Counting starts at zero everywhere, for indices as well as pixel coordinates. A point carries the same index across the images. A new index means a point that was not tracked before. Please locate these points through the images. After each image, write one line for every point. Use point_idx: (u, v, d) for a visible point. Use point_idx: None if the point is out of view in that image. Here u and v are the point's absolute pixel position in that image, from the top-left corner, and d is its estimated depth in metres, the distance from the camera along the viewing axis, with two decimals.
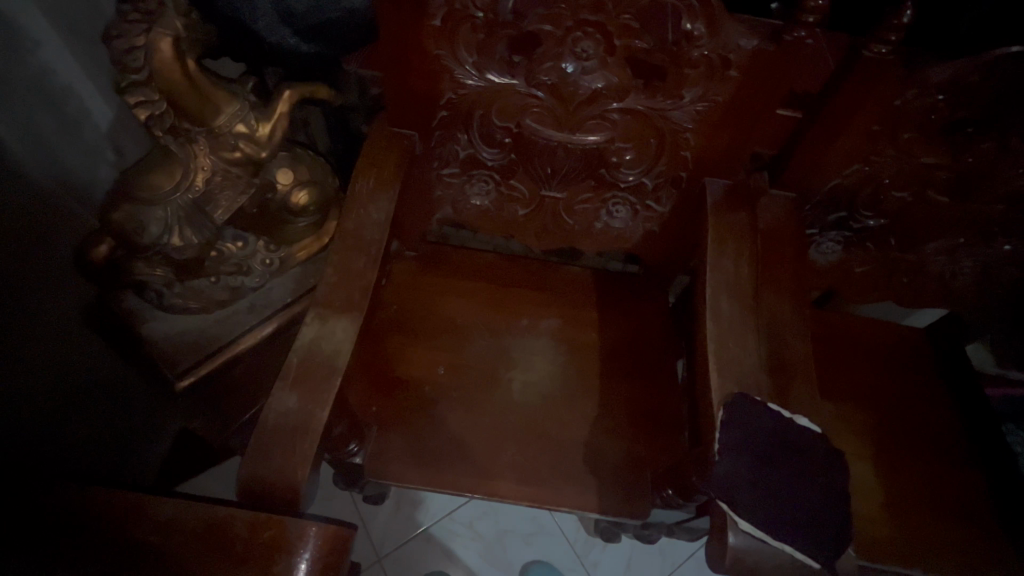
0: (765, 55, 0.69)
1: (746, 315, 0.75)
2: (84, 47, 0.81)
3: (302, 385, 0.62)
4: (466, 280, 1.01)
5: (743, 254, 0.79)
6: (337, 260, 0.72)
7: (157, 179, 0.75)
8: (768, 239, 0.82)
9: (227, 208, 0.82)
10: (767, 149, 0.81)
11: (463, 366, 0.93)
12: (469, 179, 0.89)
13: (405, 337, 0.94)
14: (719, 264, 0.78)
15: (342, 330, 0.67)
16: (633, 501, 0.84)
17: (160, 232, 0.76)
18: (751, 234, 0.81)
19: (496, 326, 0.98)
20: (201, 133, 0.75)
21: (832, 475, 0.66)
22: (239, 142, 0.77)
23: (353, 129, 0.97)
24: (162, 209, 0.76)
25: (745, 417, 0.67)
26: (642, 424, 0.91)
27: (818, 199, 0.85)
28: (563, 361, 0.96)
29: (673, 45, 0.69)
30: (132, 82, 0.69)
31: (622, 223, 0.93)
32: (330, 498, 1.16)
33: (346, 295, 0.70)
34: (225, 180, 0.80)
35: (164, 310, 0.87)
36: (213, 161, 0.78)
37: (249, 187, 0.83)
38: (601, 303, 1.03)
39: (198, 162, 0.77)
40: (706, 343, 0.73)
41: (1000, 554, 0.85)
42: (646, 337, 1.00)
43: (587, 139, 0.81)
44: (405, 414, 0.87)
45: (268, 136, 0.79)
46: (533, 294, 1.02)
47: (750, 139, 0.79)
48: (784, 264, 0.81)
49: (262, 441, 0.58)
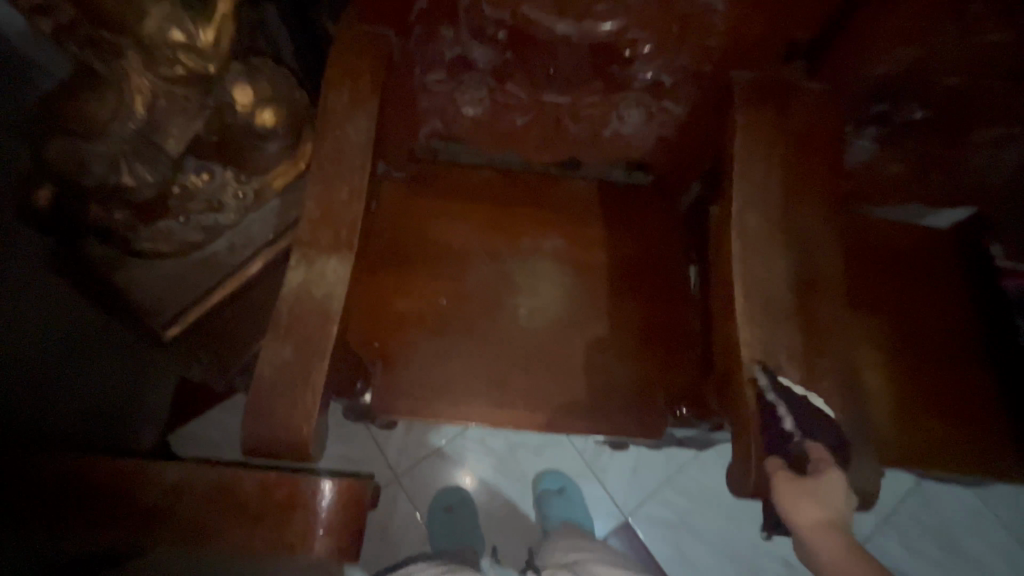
0: None
1: (774, 230, 0.68)
2: None
3: (295, 335, 0.57)
4: (463, 201, 0.93)
5: (773, 160, 0.71)
6: (318, 191, 0.64)
7: (92, 106, 0.64)
8: (802, 139, 0.73)
9: (181, 137, 0.72)
10: (805, 34, 0.70)
11: (465, 295, 0.88)
12: (459, 85, 0.77)
13: (402, 267, 0.88)
14: (747, 174, 0.70)
15: (332, 272, 0.60)
16: (645, 419, 0.84)
17: (107, 171, 0.68)
18: (782, 136, 0.71)
19: (499, 249, 0.91)
20: (128, 46, 0.63)
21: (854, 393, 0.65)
22: (178, 55, 0.64)
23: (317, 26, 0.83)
24: (103, 142, 0.66)
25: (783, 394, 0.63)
26: (654, 345, 0.88)
27: (859, 91, 0.74)
28: (571, 283, 0.91)
29: None
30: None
31: (633, 129, 0.83)
32: (342, 425, 1.18)
33: (331, 234, 0.62)
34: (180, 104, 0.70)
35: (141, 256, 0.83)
36: (152, 80, 0.66)
37: (202, 111, 0.72)
38: (610, 220, 0.95)
39: (135, 82, 0.66)
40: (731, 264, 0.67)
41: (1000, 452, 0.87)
42: (657, 253, 0.94)
43: (595, 29, 0.68)
44: (410, 349, 0.84)
45: (214, 46, 0.65)
46: (536, 212, 0.94)
47: (786, 22, 0.68)
48: (818, 169, 0.72)
49: (259, 397, 0.54)
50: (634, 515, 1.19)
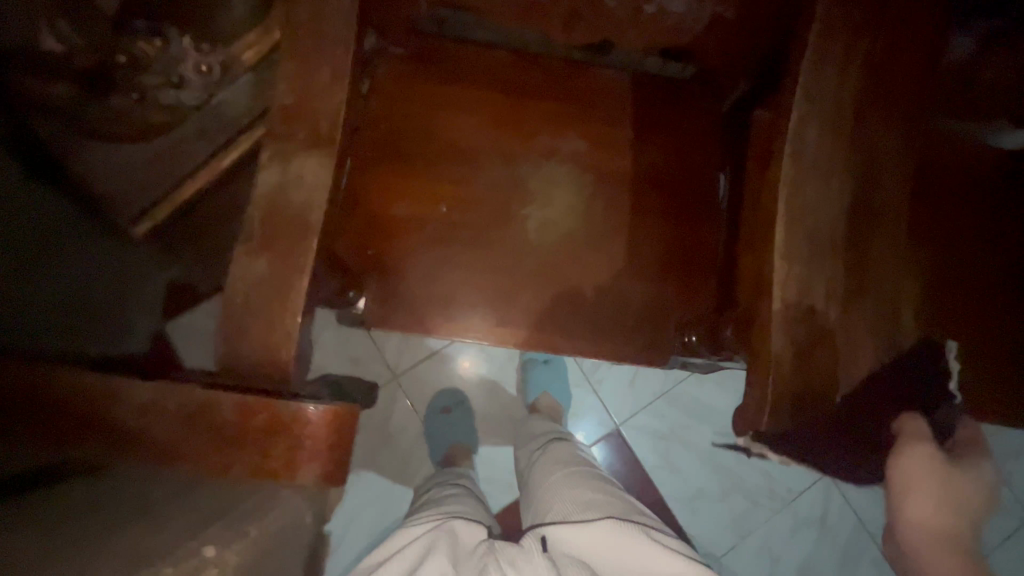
0: None
1: (840, 149, 0.57)
2: None
3: (270, 248, 0.50)
4: (471, 89, 0.80)
5: (855, 58, 0.57)
6: (293, 70, 0.53)
7: None
8: (898, 30, 0.58)
9: None
10: None
11: (469, 201, 0.79)
12: None
13: (398, 166, 0.78)
14: (819, 75, 0.56)
15: (311, 176, 0.51)
16: (652, 346, 0.80)
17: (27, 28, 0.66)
18: (873, 27, 0.57)
19: (509, 150, 0.80)
20: None
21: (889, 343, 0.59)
22: None
23: None
24: None
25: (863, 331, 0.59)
26: (671, 268, 0.81)
27: None
28: (587, 195, 0.81)
29: None
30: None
31: (683, 8, 0.68)
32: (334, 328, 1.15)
33: (310, 127, 0.52)
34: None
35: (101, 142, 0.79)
36: None
37: None
38: (639, 120, 0.83)
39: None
40: (780, 190, 0.55)
41: None
42: (687, 165, 0.83)
43: None
44: (406, 259, 0.77)
45: None
46: (554, 108, 0.81)
47: None
48: (906, 70, 0.59)
49: (236, 317, 0.49)
50: (627, 426, 1.21)
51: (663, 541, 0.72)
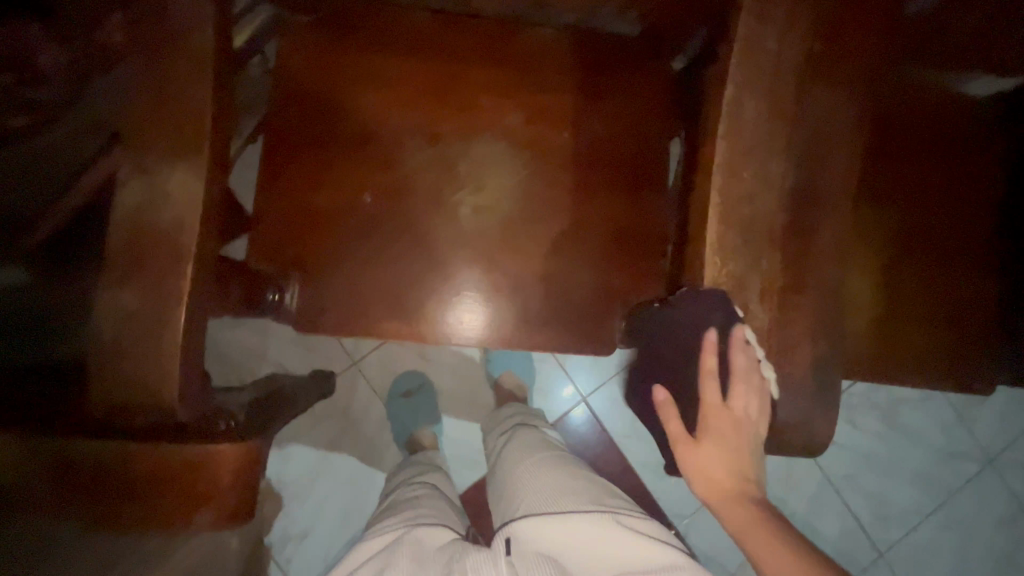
0: None
1: (776, 126, 0.51)
2: None
3: (138, 273, 0.46)
4: (390, 59, 0.71)
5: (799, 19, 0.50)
6: (148, 69, 0.47)
7: None
8: None
9: None
10: None
11: (396, 190, 0.72)
12: None
13: (316, 153, 0.71)
14: (757, 44, 0.50)
15: (176, 188, 0.47)
16: (598, 333, 0.76)
17: None
18: None
19: (436, 128, 0.72)
20: None
21: (828, 337, 0.55)
22: None
23: None
24: None
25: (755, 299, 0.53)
26: (619, 249, 0.76)
27: None
28: (526, 175, 0.74)
29: None
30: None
31: None
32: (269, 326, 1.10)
33: (171, 130, 0.47)
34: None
35: None
36: None
37: None
38: (583, 86, 0.75)
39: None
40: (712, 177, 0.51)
41: (977, 370, 0.79)
42: (636, 135, 0.76)
43: None
44: (331, 257, 0.72)
45: None
46: (485, 76, 0.73)
47: None
48: (858, 22, 0.52)
49: (111, 351, 0.45)
50: (592, 397, 1.20)
51: (632, 525, 0.66)
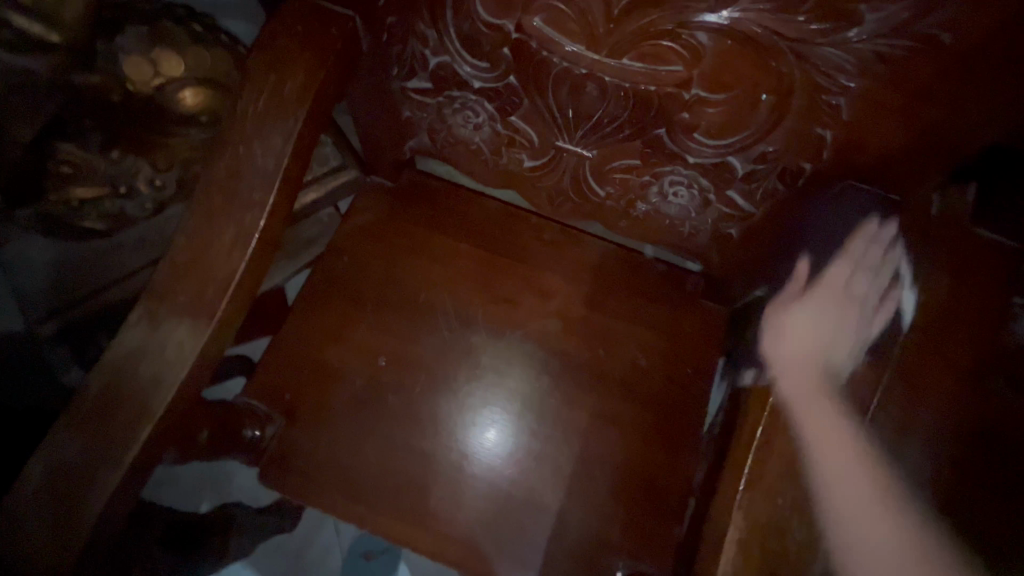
0: None
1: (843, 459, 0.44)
2: None
3: (89, 428, 0.43)
4: (447, 238, 0.73)
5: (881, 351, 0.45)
6: (193, 237, 0.47)
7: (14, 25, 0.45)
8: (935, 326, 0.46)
9: None
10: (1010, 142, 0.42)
11: (412, 362, 0.70)
12: (447, 103, 0.56)
13: (348, 311, 0.71)
14: None
15: (178, 337, 0.45)
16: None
17: None
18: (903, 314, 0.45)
19: (470, 310, 0.72)
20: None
21: None
22: None
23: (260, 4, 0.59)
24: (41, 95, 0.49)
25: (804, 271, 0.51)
26: (626, 492, 0.66)
27: None
28: (549, 382, 0.70)
29: None
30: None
31: (679, 212, 0.58)
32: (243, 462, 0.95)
33: (193, 291, 0.46)
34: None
35: (31, 231, 0.60)
36: None
37: None
38: (631, 309, 0.72)
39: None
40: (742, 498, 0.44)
41: None
42: (674, 377, 0.70)
43: (661, 69, 0.43)
44: (323, 412, 0.68)
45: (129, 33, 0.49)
46: (534, 275, 0.72)
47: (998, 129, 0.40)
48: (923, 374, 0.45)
49: (18, 514, 0.42)
50: None
51: None
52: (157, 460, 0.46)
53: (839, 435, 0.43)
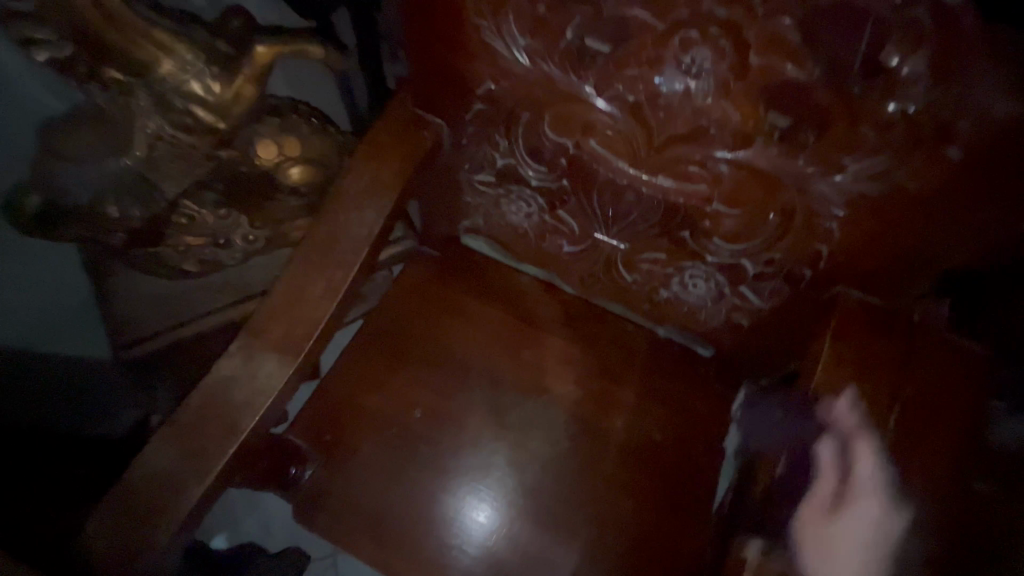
0: (999, 148, 0.41)
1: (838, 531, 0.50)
2: None
3: (183, 443, 0.50)
4: (486, 305, 0.82)
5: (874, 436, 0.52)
6: (288, 285, 0.56)
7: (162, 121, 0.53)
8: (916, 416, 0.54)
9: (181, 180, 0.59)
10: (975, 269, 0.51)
11: (444, 416, 0.76)
12: (506, 194, 0.67)
13: (391, 364, 0.78)
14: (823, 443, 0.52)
15: (267, 370, 0.53)
16: None
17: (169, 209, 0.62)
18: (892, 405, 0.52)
19: (501, 372, 0.79)
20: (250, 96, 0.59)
21: None
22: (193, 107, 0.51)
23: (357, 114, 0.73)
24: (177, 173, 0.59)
25: (801, 429, 0.53)
26: (635, 558, 0.70)
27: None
28: (569, 446, 0.75)
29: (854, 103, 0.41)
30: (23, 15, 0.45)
31: (697, 300, 0.67)
32: (258, 501, 0.97)
33: (284, 331, 0.54)
34: (254, 71, 0.51)
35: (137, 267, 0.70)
36: (159, 126, 0.53)
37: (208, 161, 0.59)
38: (648, 383, 0.78)
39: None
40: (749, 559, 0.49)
41: None
42: (686, 451, 0.75)
43: (687, 187, 0.53)
44: (359, 455, 0.73)
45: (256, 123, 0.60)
46: (562, 345, 0.80)
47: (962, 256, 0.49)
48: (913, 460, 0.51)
49: (113, 515, 0.48)
50: None
51: None
52: (229, 478, 0.52)
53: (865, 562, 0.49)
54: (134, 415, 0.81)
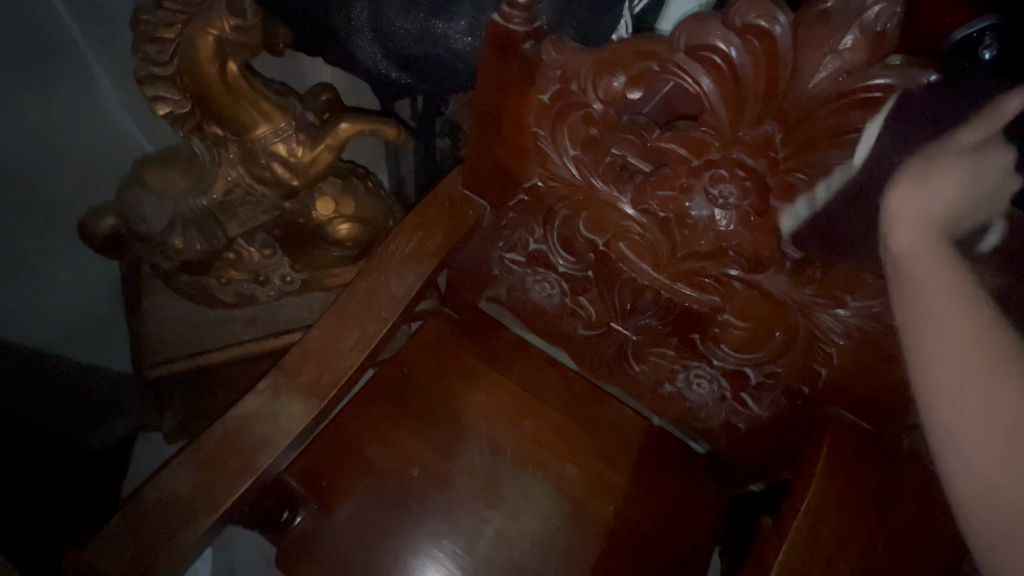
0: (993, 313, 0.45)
1: None
2: (104, 45, 0.67)
3: (202, 471, 0.52)
4: (495, 371, 0.85)
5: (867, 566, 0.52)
6: (323, 331, 0.60)
7: (244, 167, 0.61)
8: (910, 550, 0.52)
9: (245, 224, 0.66)
10: None
11: (441, 477, 0.77)
12: (534, 274, 0.72)
13: (395, 417, 0.80)
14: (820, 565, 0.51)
15: (292, 411, 0.55)
16: None
17: (225, 245, 0.67)
18: (883, 532, 0.53)
19: (501, 441, 0.80)
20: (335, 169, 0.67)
21: None
22: (274, 163, 0.60)
23: (415, 190, 0.83)
24: (242, 215, 0.66)
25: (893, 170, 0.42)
26: None
27: None
28: (559, 526, 0.76)
29: (859, 251, 0.47)
30: (153, 74, 0.53)
31: (699, 399, 0.70)
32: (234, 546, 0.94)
33: (313, 376, 0.57)
34: (333, 142, 0.60)
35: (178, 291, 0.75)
36: (242, 173, 0.62)
37: (274, 210, 0.66)
38: (642, 473, 0.80)
39: (225, 171, 0.61)
40: None
41: None
42: (674, 547, 0.75)
43: (699, 296, 0.59)
44: (353, 505, 0.74)
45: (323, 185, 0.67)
46: (563, 420, 0.82)
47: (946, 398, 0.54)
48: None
49: (122, 534, 0.49)
50: None
51: None
52: (233, 514, 0.53)
53: (955, 311, 0.37)
54: (126, 428, 0.94)
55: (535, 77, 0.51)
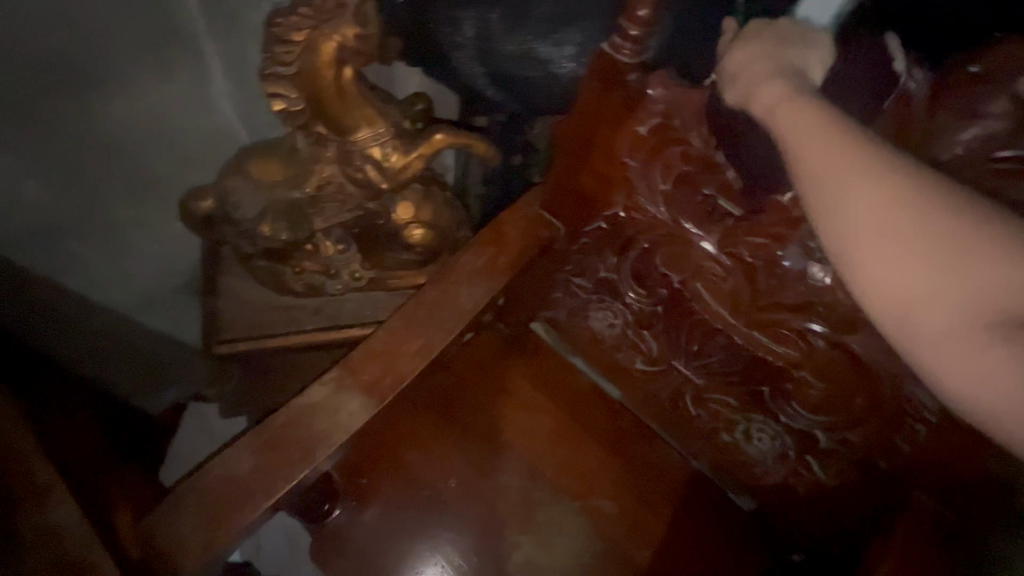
0: None
1: None
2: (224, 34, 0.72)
3: (264, 455, 0.53)
4: (542, 393, 0.84)
5: None
6: (390, 333, 0.61)
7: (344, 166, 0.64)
8: None
9: (330, 219, 0.70)
10: None
11: (476, 494, 0.76)
12: (598, 302, 0.71)
13: (438, 425, 0.80)
14: None
15: (353, 407, 0.56)
16: None
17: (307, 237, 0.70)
18: None
19: (541, 465, 0.79)
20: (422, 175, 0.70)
21: None
22: (367, 165, 0.62)
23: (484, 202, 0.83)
24: (327, 209, 0.68)
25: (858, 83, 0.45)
26: None
27: None
28: (591, 563, 0.73)
29: None
30: (274, 73, 0.56)
31: (758, 454, 0.67)
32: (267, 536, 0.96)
33: (376, 376, 0.58)
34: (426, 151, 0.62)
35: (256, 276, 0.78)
36: (335, 172, 0.65)
37: (360, 209, 0.69)
38: (683, 521, 0.76)
39: (320, 168, 0.65)
40: None
41: None
42: None
43: (777, 348, 0.57)
44: (392, 506, 0.75)
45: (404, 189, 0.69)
46: (608, 454, 0.80)
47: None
48: None
49: (185, 505, 0.51)
50: None
51: None
52: (285, 500, 0.54)
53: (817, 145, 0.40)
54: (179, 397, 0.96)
55: (636, 109, 0.51)
